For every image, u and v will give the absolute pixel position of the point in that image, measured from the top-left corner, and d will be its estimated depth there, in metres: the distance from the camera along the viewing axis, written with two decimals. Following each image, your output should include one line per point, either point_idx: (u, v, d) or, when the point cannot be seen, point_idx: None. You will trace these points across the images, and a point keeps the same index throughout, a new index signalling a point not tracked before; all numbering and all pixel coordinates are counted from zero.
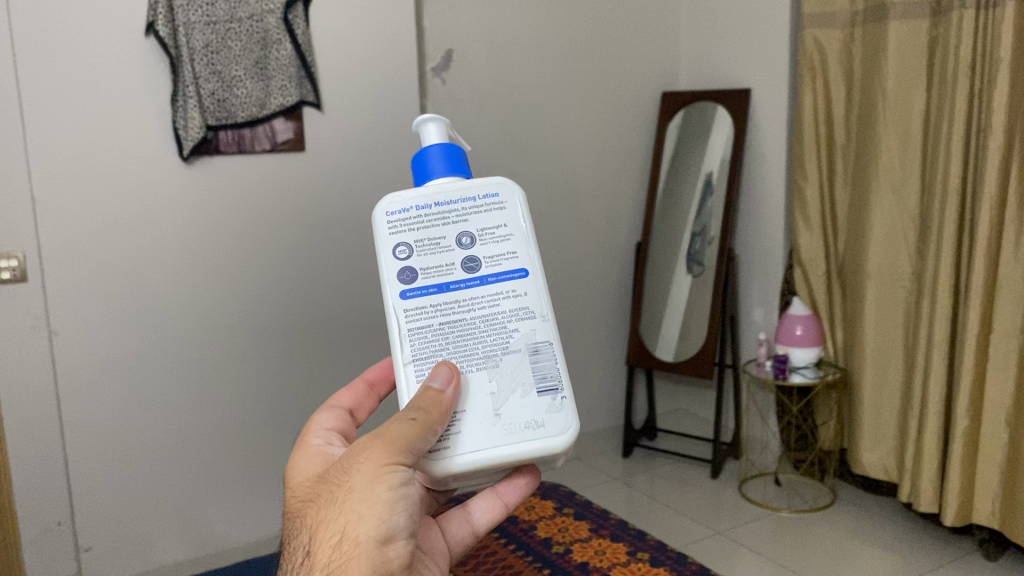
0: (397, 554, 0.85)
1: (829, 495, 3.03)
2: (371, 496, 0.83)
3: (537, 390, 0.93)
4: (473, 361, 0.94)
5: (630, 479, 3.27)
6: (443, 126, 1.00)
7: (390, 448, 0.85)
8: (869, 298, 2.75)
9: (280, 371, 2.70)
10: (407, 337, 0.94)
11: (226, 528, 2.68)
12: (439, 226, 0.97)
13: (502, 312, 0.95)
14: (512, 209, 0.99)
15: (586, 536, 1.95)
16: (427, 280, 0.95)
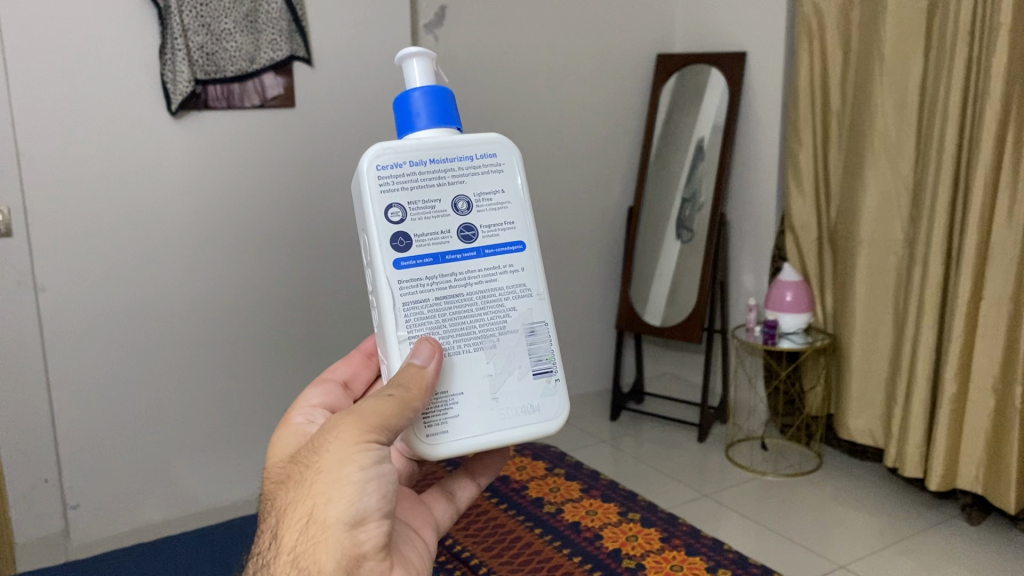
0: (371, 538, 0.72)
1: (815, 460, 3.05)
2: (339, 476, 0.72)
3: (532, 372, 0.83)
4: (468, 341, 0.81)
5: (618, 441, 3.29)
6: (429, 68, 0.83)
7: (361, 421, 0.73)
8: (860, 265, 2.75)
9: (270, 330, 2.68)
10: (404, 315, 0.79)
11: (217, 486, 2.68)
12: (435, 185, 0.81)
13: (498, 289, 0.83)
14: (510, 171, 0.85)
15: (577, 496, 1.96)
16: (422, 249, 0.80)
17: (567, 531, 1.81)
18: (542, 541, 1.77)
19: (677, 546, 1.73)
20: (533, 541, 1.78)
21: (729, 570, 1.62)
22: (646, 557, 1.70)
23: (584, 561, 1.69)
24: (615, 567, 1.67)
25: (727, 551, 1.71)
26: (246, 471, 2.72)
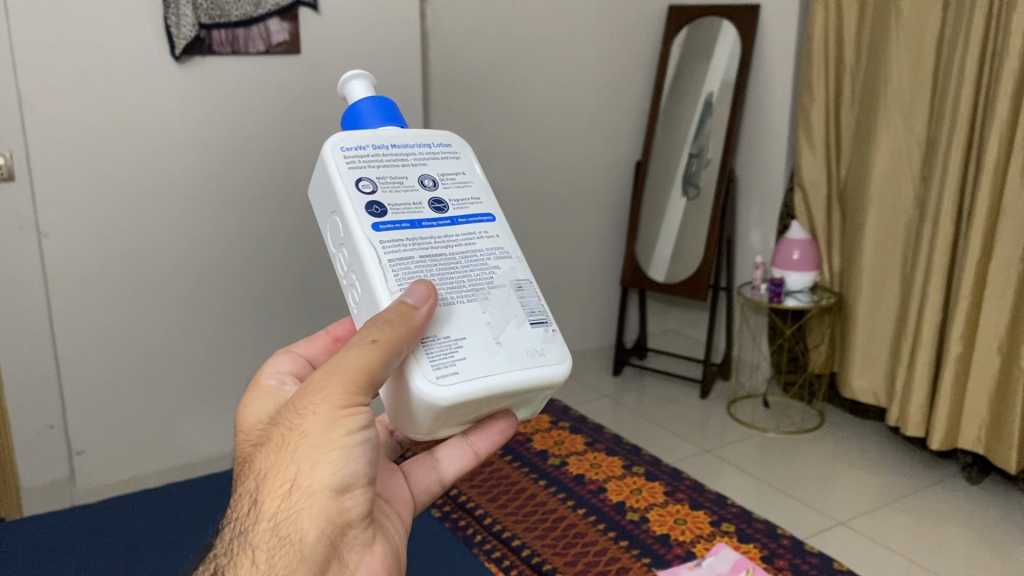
0: (354, 506, 0.75)
1: (817, 417, 3.06)
2: (325, 442, 0.74)
3: (528, 321, 0.80)
4: (461, 293, 0.79)
5: (620, 396, 3.30)
6: (369, 84, 0.90)
7: (348, 388, 0.74)
8: (869, 222, 2.73)
9: (274, 280, 2.67)
10: (392, 270, 0.77)
11: (218, 436, 2.69)
12: (401, 164, 0.84)
13: (477, 249, 0.83)
14: (466, 161, 0.90)
15: (582, 450, 1.97)
16: (399, 215, 0.81)
17: (572, 484, 1.82)
18: (547, 494, 1.78)
19: (682, 500, 1.75)
20: (537, 494, 1.78)
21: (735, 525, 1.66)
22: (649, 510, 1.71)
23: (588, 514, 1.70)
24: (620, 519, 1.68)
25: (732, 504, 1.74)
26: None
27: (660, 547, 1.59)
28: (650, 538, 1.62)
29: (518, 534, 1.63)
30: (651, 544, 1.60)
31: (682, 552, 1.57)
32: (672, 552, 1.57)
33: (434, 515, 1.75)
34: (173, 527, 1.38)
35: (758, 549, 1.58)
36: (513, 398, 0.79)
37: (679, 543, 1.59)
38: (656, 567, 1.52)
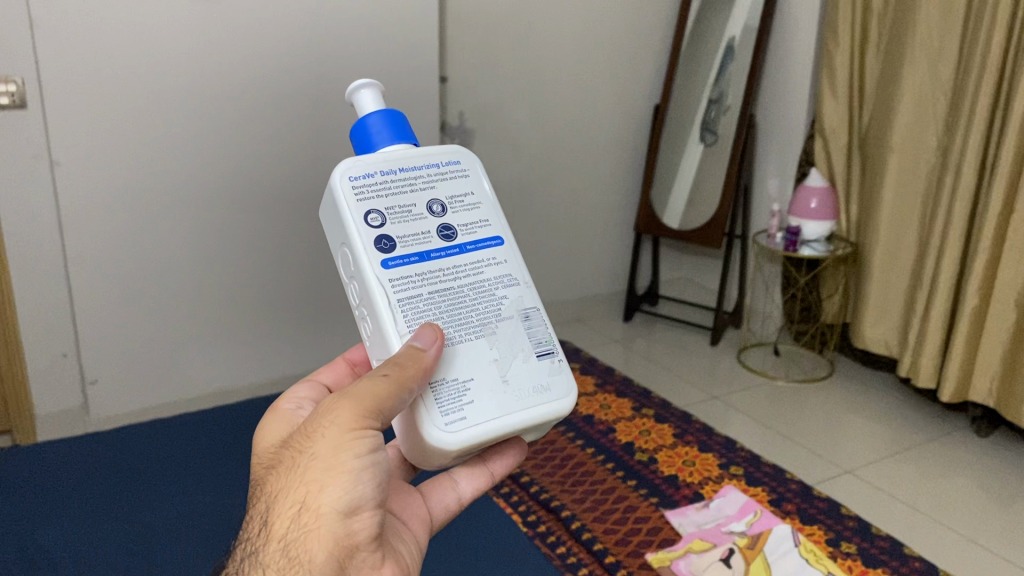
0: (364, 528, 0.72)
1: (827, 367, 3.06)
2: (333, 464, 0.72)
3: (536, 354, 0.79)
4: (468, 331, 0.77)
5: (629, 342, 3.30)
6: (376, 95, 0.85)
7: (357, 410, 0.72)
8: (890, 171, 2.69)
9: (287, 216, 2.66)
10: (402, 312, 0.75)
11: (230, 370, 2.71)
12: (409, 189, 0.80)
13: (486, 280, 0.80)
14: (476, 176, 0.85)
15: (592, 391, 1.98)
16: (408, 249, 0.77)
17: (581, 424, 1.83)
18: (557, 433, 1.79)
19: (690, 443, 1.75)
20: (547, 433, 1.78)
21: (742, 468, 1.67)
22: (658, 451, 1.72)
23: (597, 454, 1.71)
24: (629, 459, 1.70)
25: (740, 448, 1.74)
26: (260, 355, 2.75)
27: (668, 488, 1.60)
28: (659, 479, 1.63)
29: (528, 472, 1.64)
30: (659, 484, 1.61)
31: (689, 493, 1.58)
32: (680, 493, 1.58)
33: None
34: (191, 452, 1.40)
35: (766, 492, 1.59)
36: (526, 433, 0.78)
37: (688, 485, 1.60)
38: (664, 508, 1.55)
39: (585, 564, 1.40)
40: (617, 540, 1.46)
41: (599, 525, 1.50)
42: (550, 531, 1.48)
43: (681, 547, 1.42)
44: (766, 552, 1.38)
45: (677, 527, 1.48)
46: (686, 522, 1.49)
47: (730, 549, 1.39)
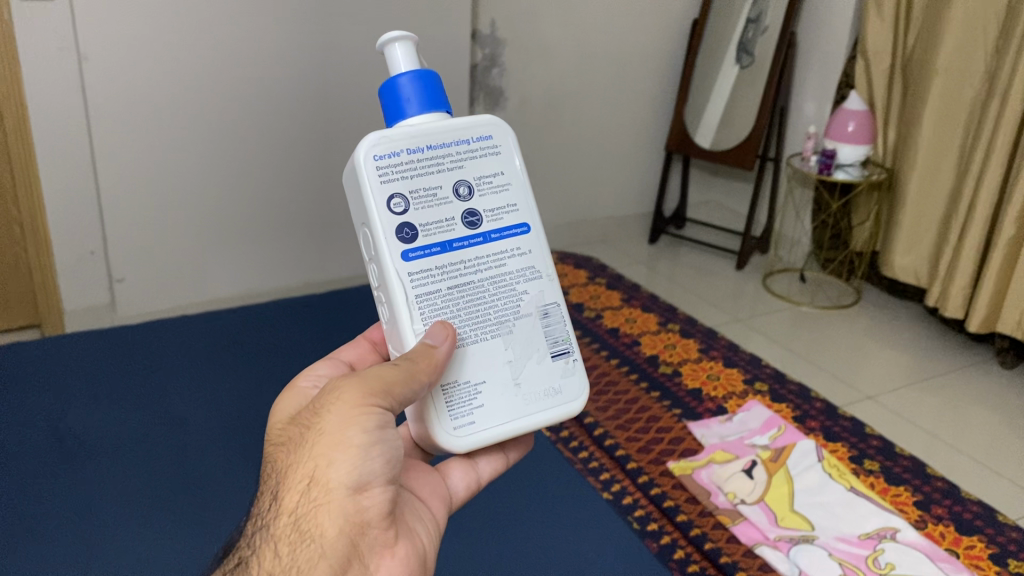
0: (375, 505, 0.72)
1: (853, 295, 3.04)
2: (340, 440, 0.71)
3: (550, 355, 0.79)
4: (483, 328, 0.76)
5: (654, 263, 3.28)
6: (411, 54, 0.78)
7: (366, 390, 0.72)
8: (933, 95, 2.60)
9: (315, 121, 2.62)
10: (419, 308, 0.74)
11: (253, 275, 2.73)
12: (435, 170, 0.76)
13: (507, 272, 0.78)
14: (508, 152, 0.80)
15: (618, 304, 1.95)
16: (429, 239, 0.75)
17: (606, 337, 1.81)
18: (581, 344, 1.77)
19: (715, 359, 1.74)
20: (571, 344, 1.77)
21: (768, 385, 1.66)
22: (683, 365, 1.72)
23: (621, 365, 1.71)
24: (653, 372, 1.69)
25: (765, 366, 1.73)
26: (283, 261, 2.76)
27: (692, 400, 1.60)
28: (682, 391, 1.63)
29: None
30: (684, 397, 1.61)
31: (713, 407, 1.59)
32: (704, 406, 1.58)
33: None
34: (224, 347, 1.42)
35: (790, 408, 1.59)
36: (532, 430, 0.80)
37: (711, 399, 1.60)
38: (687, 419, 1.55)
39: (606, 470, 1.43)
40: (639, 448, 1.47)
41: (622, 432, 1.51)
42: (573, 437, 1.50)
43: (703, 457, 1.43)
44: (788, 465, 1.39)
45: (699, 438, 1.49)
46: (709, 433, 1.50)
47: (752, 460, 1.40)
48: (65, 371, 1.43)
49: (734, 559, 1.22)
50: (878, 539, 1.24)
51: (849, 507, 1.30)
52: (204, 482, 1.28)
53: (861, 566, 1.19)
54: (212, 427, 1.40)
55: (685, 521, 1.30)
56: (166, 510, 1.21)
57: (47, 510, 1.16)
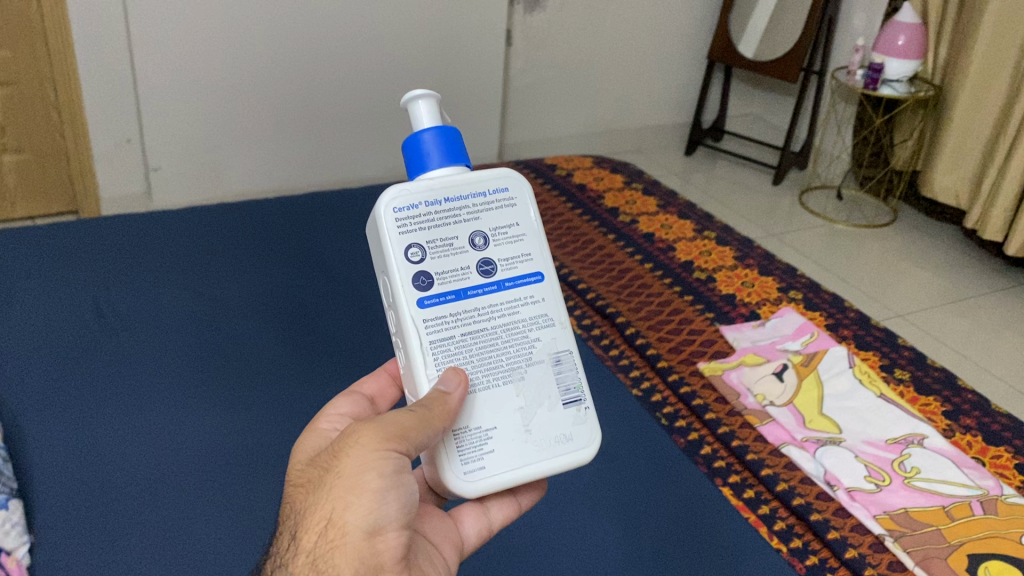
0: (390, 550, 0.65)
1: (890, 214, 2.99)
2: (357, 482, 0.64)
3: (566, 403, 0.71)
4: (497, 375, 0.70)
5: (688, 176, 3.24)
6: (434, 107, 0.73)
7: (383, 433, 0.65)
8: (991, 9, 2.48)
9: (352, 14, 2.56)
10: (433, 354, 0.68)
11: (281, 167, 2.72)
12: (451, 222, 0.70)
13: (524, 321, 0.72)
14: (525, 206, 0.74)
15: (653, 211, 1.90)
16: (445, 287, 0.69)
17: (641, 241, 1.78)
18: (614, 246, 1.75)
19: (751, 267, 1.72)
20: (606, 246, 1.75)
21: (802, 294, 1.65)
22: (717, 271, 1.70)
23: (655, 269, 1.68)
24: (687, 278, 1.67)
25: (800, 276, 1.72)
26: (313, 154, 2.74)
27: (725, 306, 1.60)
28: (716, 297, 1.62)
29: (584, 280, 1.63)
30: (716, 302, 1.60)
31: (746, 312, 1.58)
32: (737, 311, 1.58)
33: None
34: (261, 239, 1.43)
35: (823, 317, 1.58)
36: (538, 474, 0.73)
37: (745, 306, 1.60)
38: (719, 323, 1.55)
39: (637, 369, 1.43)
40: (669, 349, 1.48)
41: (653, 333, 1.51)
42: (604, 335, 1.50)
43: (733, 360, 1.44)
44: (819, 371, 1.40)
45: (732, 341, 1.49)
46: (741, 337, 1.50)
47: (783, 364, 1.41)
48: (116, 281, 1.54)
49: (760, 457, 1.25)
50: (905, 445, 1.26)
51: (877, 412, 1.31)
52: (246, 368, 1.38)
53: (886, 469, 1.22)
54: (252, 318, 1.49)
55: (714, 420, 1.31)
56: (213, 395, 1.31)
57: (107, 399, 1.28)
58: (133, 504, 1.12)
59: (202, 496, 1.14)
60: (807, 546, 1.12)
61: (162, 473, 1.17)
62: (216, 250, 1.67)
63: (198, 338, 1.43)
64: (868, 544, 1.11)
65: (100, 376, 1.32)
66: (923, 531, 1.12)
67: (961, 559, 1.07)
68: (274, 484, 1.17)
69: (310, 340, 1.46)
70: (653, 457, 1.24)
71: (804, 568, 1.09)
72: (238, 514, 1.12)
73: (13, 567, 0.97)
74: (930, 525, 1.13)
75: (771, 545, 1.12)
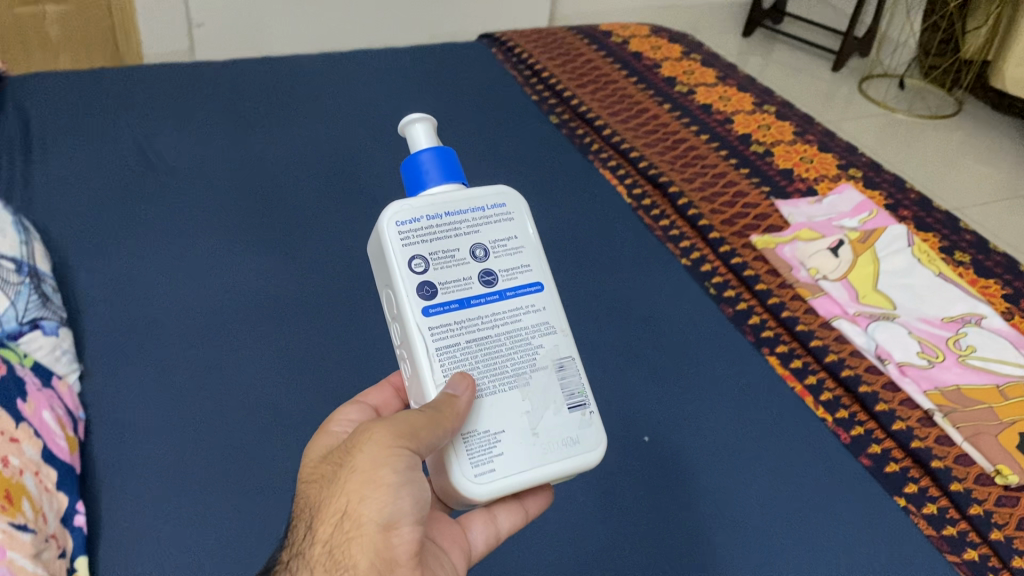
0: (404, 545, 0.62)
1: (954, 106, 2.86)
2: (372, 476, 0.62)
3: (574, 405, 0.66)
4: (503, 380, 0.65)
5: (744, 59, 3.12)
6: (430, 133, 0.71)
7: (393, 430, 0.62)
8: None
9: None
10: (439, 360, 0.64)
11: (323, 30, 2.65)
12: (451, 235, 0.67)
13: (528, 328, 0.67)
14: (523, 220, 0.71)
15: (712, 82, 1.83)
16: (449, 295, 0.66)
17: (698, 113, 1.71)
18: (669, 116, 1.69)
19: (811, 143, 1.66)
20: (661, 116, 1.69)
21: (862, 173, 1.59)
22: (776, 146, 1.63)
23: (712, 142, 1.62)
24: (744, 151, 1.61)
25: (862, 155, 1.65)
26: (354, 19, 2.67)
27: (782, 181, 1.54)
28: (773, 171, 1.56)
29: (637, 148, 1.57)
30: (773, 177, 1.55)
31: (803, 188, 1.53)
32: (794, 187, 1.53)
33: (552, 122, 1.67)
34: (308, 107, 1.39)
35: (883, 197, 1.52)
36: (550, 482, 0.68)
37: (803, 182, 1.54)
38: (775, 198, 1.50)
39: (687, 239, 1.40)
40: (722, 220, 1.43)
41: (707, 204, 1.46)
42: (655, 206, 1.46)
43: (788, 234, 1.39)
44: (877, 247, 1.35)
45: (787, 216, 1.44)
46: (797, 211, 1.45)
47: (839, 240, 1.37)
48: (161, 126, 1.53)
49: (811, 329, 1.23)
50: (961, 324, 1.22)
51: (934, 290, 1.27)
52: (291, 217, 1.37)
53: (940, 346, 1.19)
54: (298, 169, 1.47)
55: (764, 291, 1.28)
56: (258, 241, 1.31)
57: (153, 241, 1.28)
58: (181, 341, 1.13)
59: (246, 338, 1.14)
60: (853, 416, 1.11)
61: (207, 313, 1.17)
62: (261, 101, 1.65)
63: (244, 185, 1.42)
64: (917, 418, 1.10)
65: (147, 217, 1.32)
66: (975, 408, 1.09)
67: (1012, 437, 1.05)
68: (321, 329, 1.18)
69: (354, 194, 1.43)
70: (700, 328, 1.23)
71: (849, 437, 1.08)
72: (285, 356, 1.13)
73: (64, 390, 0.99)
74: (982, 402, 1.10)
75: (817, 415, 1.11)
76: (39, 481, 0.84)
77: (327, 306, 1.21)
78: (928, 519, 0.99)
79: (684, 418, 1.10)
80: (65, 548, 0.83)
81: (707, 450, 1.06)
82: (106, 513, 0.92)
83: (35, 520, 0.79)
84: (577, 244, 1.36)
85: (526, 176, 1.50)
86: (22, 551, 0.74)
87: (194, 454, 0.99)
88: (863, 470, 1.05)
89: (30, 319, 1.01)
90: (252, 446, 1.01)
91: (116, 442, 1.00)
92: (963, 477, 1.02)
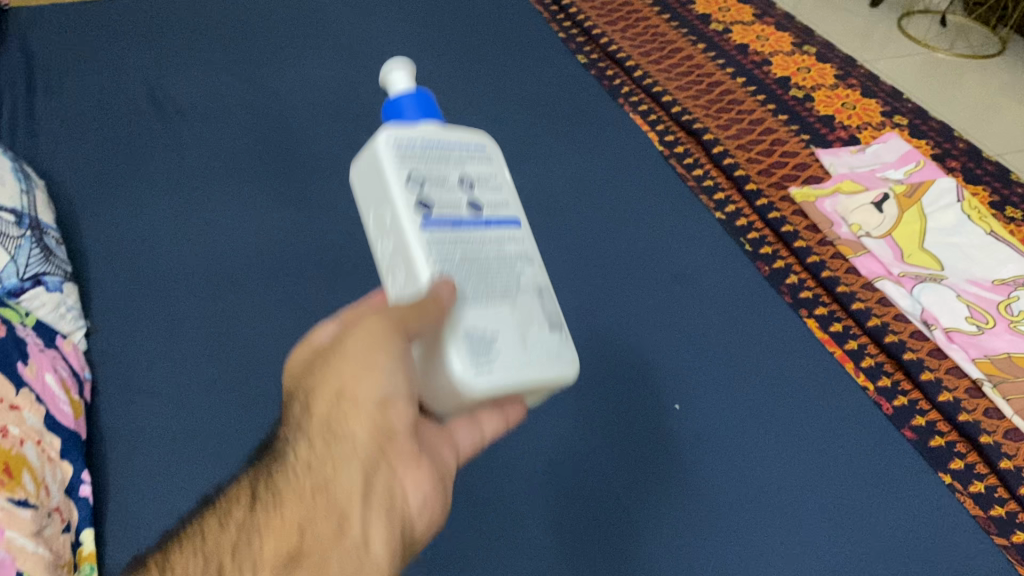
0: (404, 418, 0.53)
1: (998, 46, 2.73)
2: (368, 356, 0.53)
3: (550, 329, 0.58)
4: (491, 293, 0.56)
5: None
6: (412, 72, 0.62)
7: (383, 318, 0.53)
8: None
9: None
10: (433, 261, 0.54)
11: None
12: (438, 159, 0.59)
13: (509, 259, 0.59)
14: (499, 166, 0.63)
15: (749, 21, 1.73)
16: (438, 206, 0.57)
17: (734, 53, 1.62)
18: (703, 57, 1.60)
19: (853, 87, 1.56)
20: (694, 57, 1.59)
21: (908, 120, 1.50)
22: (816, 90, 1.54)
23: (748, 85, 1.53)
24: (782, 95, 1.52)
25: (907, 100, 1.56)
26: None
27: (822, 129, 1.45)
28: (813, 118, 1.48)
29: (669, 92, 1.49)
30: (813, 124, 1.46)
31: (845, 137, 1.44)
32: (835, 135, 1.44)
33: (580, 62, 1.58)
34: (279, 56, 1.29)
35: (930, 146, 1.44)
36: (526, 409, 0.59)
37: (845, 130, 1.45)
38: (815, 147, 1.41)
39: (722, 190, 1.32)
40: (759, 171, 1.35)
41: (743, 154, 1.38)
42: (688, 154, 1.39)
43: (829, 187, 1.32)
44: (923, 203, 1.27)
45: (828, 167, 1.36)
46: (838, 162, 1.37)
47: (883, 194, 1.29)
48: (170, 63, 1.46)
49: (852, 290, 1.16)
50: (1013, 287, 1.15)
51: (984, 251, 1.20)
52: (305, 161, 1.30)
53: (990, 311, 1.12)
54: (312, 109, 1.40)
55: (804, 248, 1.21)
56: (271, 186, 1.25)
57: (160, 187, 1.22)
58: (190, 294, 1.07)
59: (255, 291, 1.09)
60: (896, 385, 1.05)
61: (215, 265, 1.12)
62: (274, 36, 1.57)
63: (256, 127, 1.35)
64: (965, 389, 1.04)
65: (155, 161, 1.26)
66: None
67: None
68: (335, 280, 1.11)
69: (371, 138, 1.36)
70: (735, 285, 1.16)
71: (891, 408, 1.03)
72: (297, 309, 1.07)
73: (70, 350, 0.94)
74: None
75: (857, 382, 1.05)
76: (42, 451, 0.80)
77: (341, 256, 1.15)
78: (974, 499, 0.94)
79: (717, 384, 1.04)
80: (70, 521, 0.79)
81: (741, 419, 1.00)
82: (112, 481, 0.88)
83: (37, 494, 0.76)
84: (605, 195, 1.29)
85: (552, 121, 1.42)
86: (22, 530, 0.71)
87: (203, 416, 0.95)
88: (906, 443, 0.99)
89: (32, 275, 0.95)
90: (263, 406, 0.96)
91: (123, 403, 0.95)
92: (1012, 455, 0.97)
